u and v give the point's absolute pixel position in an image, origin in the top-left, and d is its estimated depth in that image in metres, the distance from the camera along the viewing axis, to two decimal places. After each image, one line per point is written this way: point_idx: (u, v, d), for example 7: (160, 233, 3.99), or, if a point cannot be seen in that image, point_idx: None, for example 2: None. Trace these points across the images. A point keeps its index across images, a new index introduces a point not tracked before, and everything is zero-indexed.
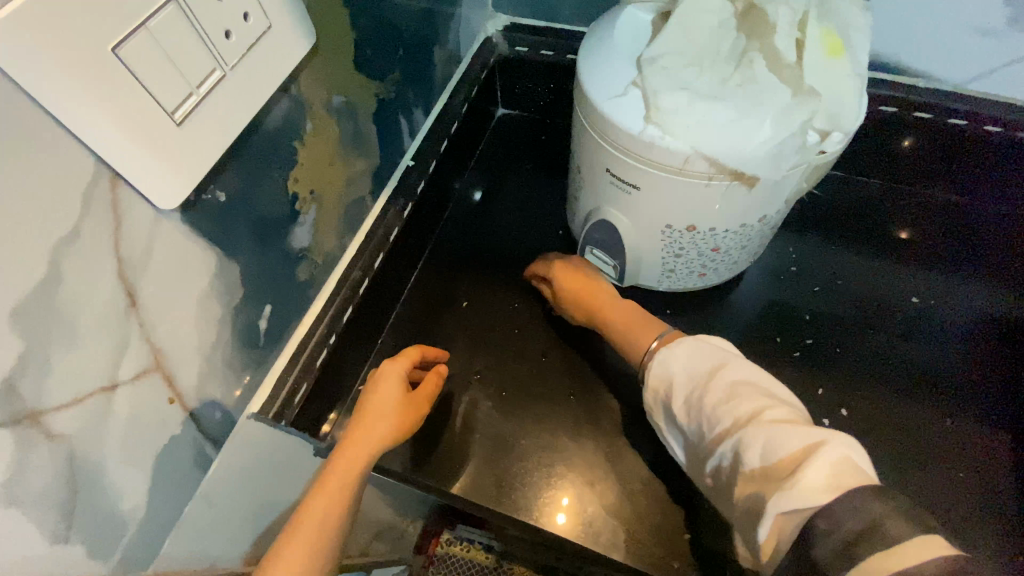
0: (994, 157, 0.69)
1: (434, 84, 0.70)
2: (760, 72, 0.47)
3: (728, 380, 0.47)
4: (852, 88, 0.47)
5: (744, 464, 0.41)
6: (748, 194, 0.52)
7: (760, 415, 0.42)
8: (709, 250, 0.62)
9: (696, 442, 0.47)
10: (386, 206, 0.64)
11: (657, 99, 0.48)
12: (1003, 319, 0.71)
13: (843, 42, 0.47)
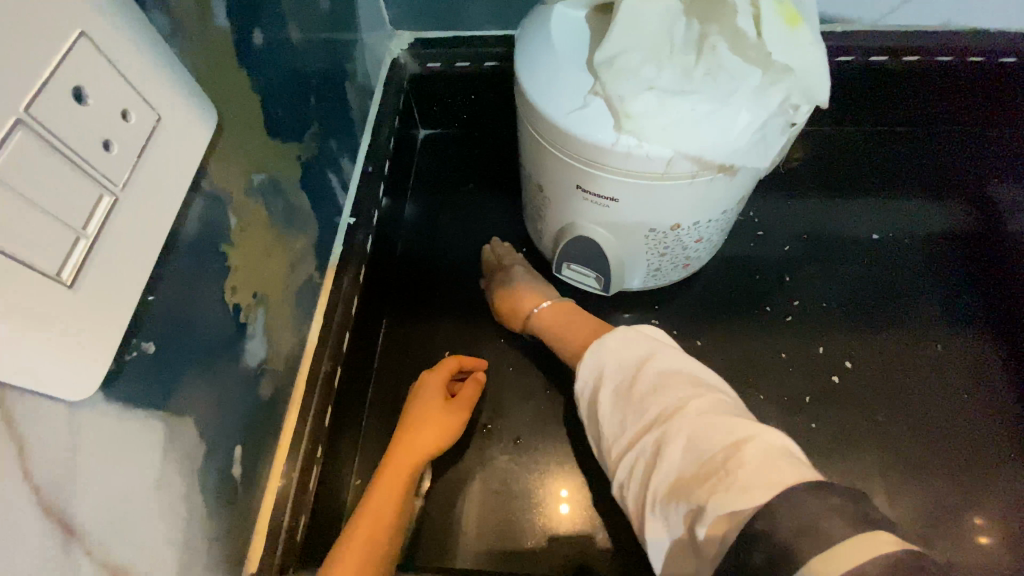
0: (914, 83, 0.72)
1: (355, 122, 0.62)
2: (725, 57, 0.43)
3: (656, 371, 0.49)
4: (817, 57, 0.44)
5: (665, 456, 0.42)
6: (732, 183, 0.49)
7: (699, 441, 0.41)
8: (694, 241, 0.59)
9: (612, 440, 0.49)
10: (340, 274, 0.55)
11: (625, 105, 0.44)
12: (957, 233, 0.74)
13: (798, 12, 0.44)
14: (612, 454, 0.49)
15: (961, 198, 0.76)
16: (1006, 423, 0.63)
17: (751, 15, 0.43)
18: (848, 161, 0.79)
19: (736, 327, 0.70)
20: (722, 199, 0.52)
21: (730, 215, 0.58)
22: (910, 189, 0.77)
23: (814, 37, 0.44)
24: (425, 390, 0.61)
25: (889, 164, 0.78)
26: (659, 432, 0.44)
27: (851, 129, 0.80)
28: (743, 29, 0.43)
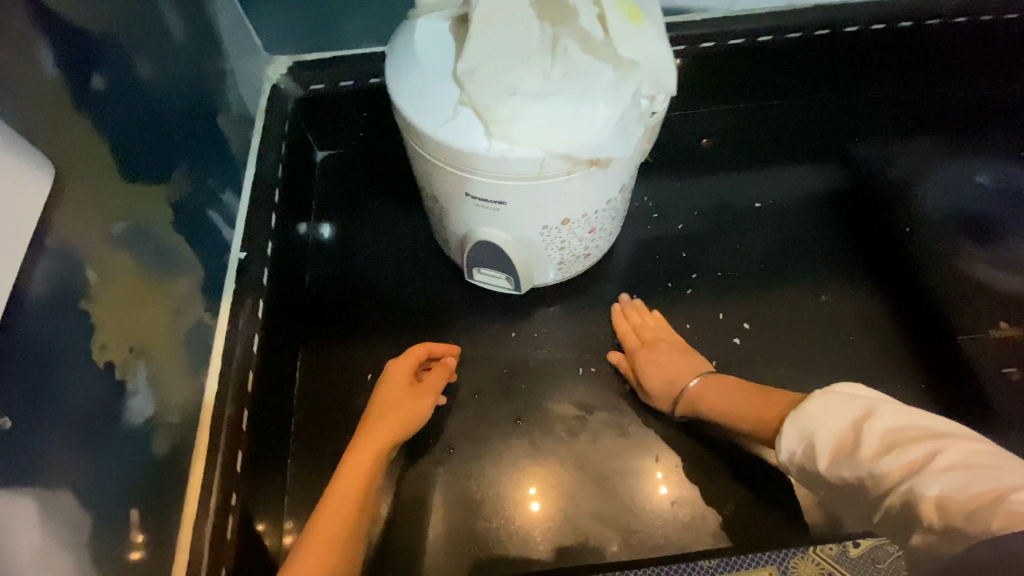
0: (772, 60, 0.78)
1: (235, 155, 0.60)
2: (577, 57, 0.45)
3: (880, 431, 0.41)
4: (662, 47, 0.47)
5: (925, 517, 0.36)
6: (607, 174, 0.52)
7: (960, 492, 0.35)
8: (588, 230, 0.62)
9: (855, 500, 0.42)
10: (236, 313, 0.54)
11: (490, 113, 0.45)
12: (827, 191, 0.80)
13: (639, 7, 0.47)
14: (867, 515, 0.42)
15: (828, 157, 0.83)
16: (892, 353, 0.68)
17: (596, 15, 0.46)
18: (728, 138, 0.85)
19: (645, 306, 0.73)
20: (603, 188, 0.54)
21: (616, 202, 0.60)
22: (784, 156, 0.84)
23: (657, 29, 0.47)
24: (397, 373, 0.62)
25: (761, 137, 0.85)
26: (907, 485, 0.37)
27: (726, 108, 0.86)
28: (589, 29, 0.45)
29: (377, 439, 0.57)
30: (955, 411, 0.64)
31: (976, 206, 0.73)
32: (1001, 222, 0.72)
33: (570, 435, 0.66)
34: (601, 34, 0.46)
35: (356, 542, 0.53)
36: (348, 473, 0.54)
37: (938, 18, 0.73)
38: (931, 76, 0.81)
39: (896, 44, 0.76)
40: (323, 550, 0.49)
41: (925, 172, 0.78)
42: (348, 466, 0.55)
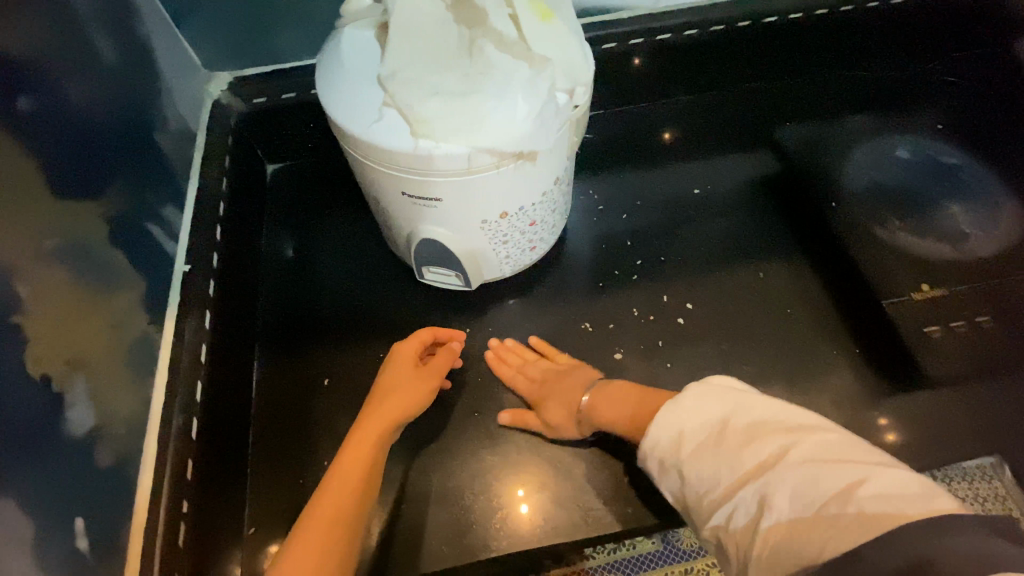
0: (698, 54, 0.82)
1: (175, 169, 0.61)
2: (494, 56, 0.48)
3: (742, 426, 0.46)
4: (574, 43, 0.50)
5: (773, 513, 0.40)
6: (537, 166, 0.54)
7: (807, 490, 0.39)
8: (529, 224, 0.64)
9: (705, 498, 0.46)
10: (181, 323, 0.54)
11: (415, 113, 0.47)
12: (760, 174, 0.84)
13: (550, 7, 0.50)
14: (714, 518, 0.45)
15: (759, 141, 0.87)
16: (825, 321, 0.71)
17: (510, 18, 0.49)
18: (667, 129, 0.89)
19: (593, 294, 0.76)
20: (536, 180, 0.57)
21: (553, 195, 0.63)
22: (719, 142, 0.87)
23: (570, 27, 0.51)
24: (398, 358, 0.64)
25: (696, 126, 0.89)
26: (761, 479, 0.42)
27: (661, 101, 0.90)
28: (505, 30, 0.48)
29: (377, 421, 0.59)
30: (885, 370, 0.67)
31: (892, 181, 0.75)
32: (919, 193, 0.74)
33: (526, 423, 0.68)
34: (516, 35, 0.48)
35: (358, 521, 0.54)
36: (348, 454, 0.56)
37: (851, 6, 0.80)
38: (849, 58, 0.87)
39: (812, 30, 0.82)
40: (325, 524, 0.51)
41: (846, 144, 0.80)
42: (349, 448, 0.56)
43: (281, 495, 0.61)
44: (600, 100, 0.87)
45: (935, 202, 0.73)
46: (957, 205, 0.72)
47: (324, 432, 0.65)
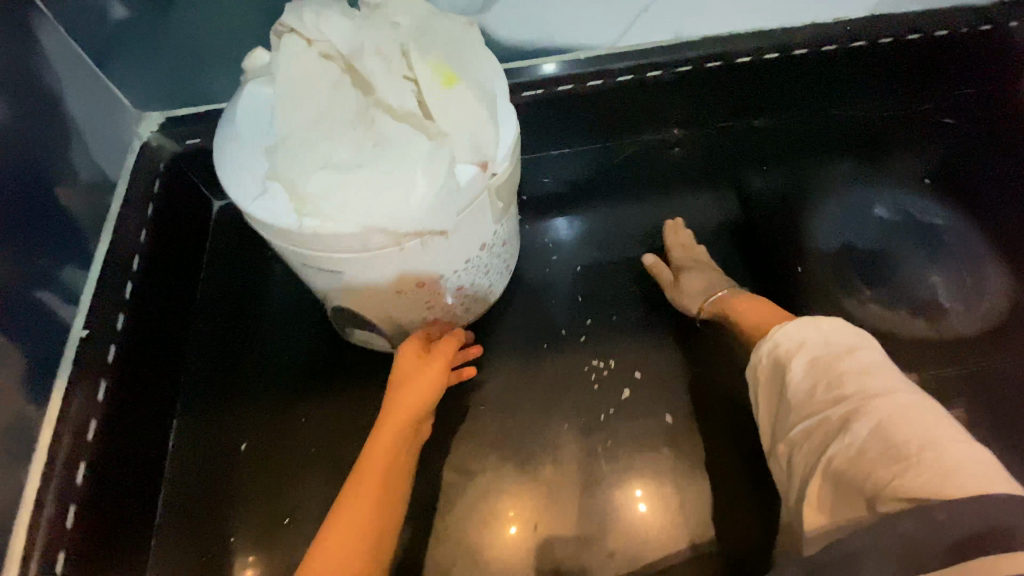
0: (667, 93, 0.77)
1: (82, 226, 0.57)
2: (388, 127, 0.43)
3: (863, 359, 0.46)
4: (483, 111, 0.45)
5: (853, 434, 0.43)
6: (448, 241, 0.50)
7: (892, 427, 0.42)
8: (454, 289, 0.59)
9: (790, 401, 0.48)
10: (67, 399, 0.51)
11: (298, 190, 0.42)
12: (731, 222, 0.77)
13: (457, 70, 0.45)
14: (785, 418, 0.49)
15: (734, 181, 0.80)
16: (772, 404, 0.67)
17: (410, 83, 0.44)
18: (632, 171, 0.83)
19: (536, 356, 0.71)
20: (450, 251, 0.52)
21: (478, 259, 0.57)
22: (689, 182, 0.81)
23: (480, 90, 0.45)
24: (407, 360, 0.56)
25: (664, 165, 0.83)
26: (853, 407, 0.44)
27: (631, 139, 0.84)
28: (402, 98, 0.43)
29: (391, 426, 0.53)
30: None
31: (865, 248, 0.71)
32: (894, 262, 0.69)
33: (447, 499, 0.64)
34: (415, 103, 0.44)
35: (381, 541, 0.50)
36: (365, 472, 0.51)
37: (836, 46, 0.73)
38: (838, 96, 0.80)
39: (793, 70, 0.76)
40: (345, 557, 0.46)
41: (817, 203, 0.76)
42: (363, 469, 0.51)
43: (183, 572, 0.58)
44: (565, 138, 0.82)
45: (912, 273, 0.68)
46: (938, 277, 0.68)
47: (234, 502, 0.62)
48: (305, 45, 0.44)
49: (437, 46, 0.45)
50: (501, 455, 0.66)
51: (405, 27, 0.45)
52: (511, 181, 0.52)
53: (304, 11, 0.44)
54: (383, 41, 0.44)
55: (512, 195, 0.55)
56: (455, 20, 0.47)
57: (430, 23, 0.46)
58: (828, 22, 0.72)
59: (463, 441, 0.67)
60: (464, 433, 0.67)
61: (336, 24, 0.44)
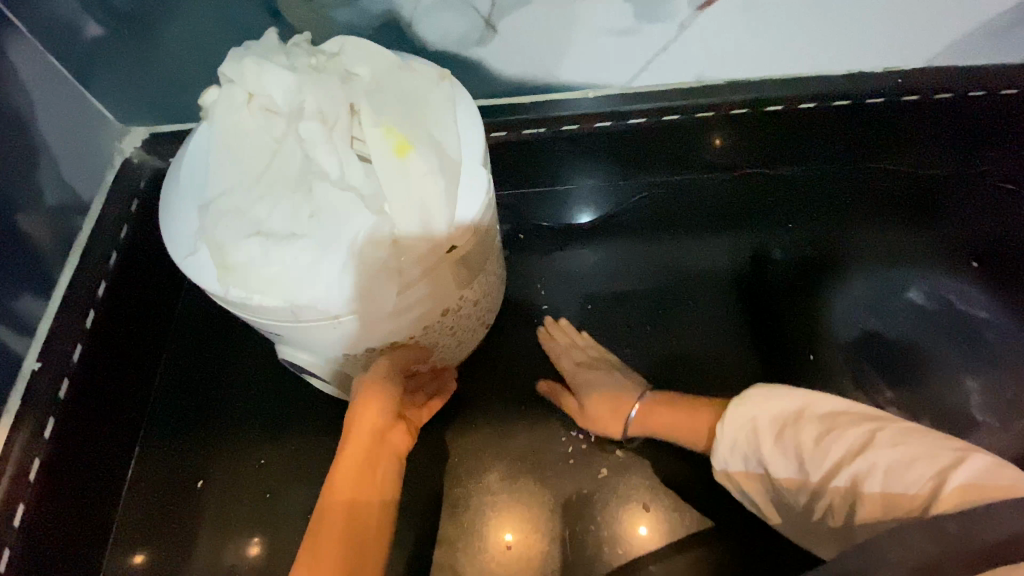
0: (684, 134, 0.71)
1: (44, 252, 0.55)
2: (325, 196, 0.38)
3: (820, 415, 0.45)
4: (436, 185, 0.40)
5: (869, 491, 0.40)
6: (395, 315, 0.44)
7: (904, 470, 0.39)
8: (419, 353, 0.52)
9: (796, 485, 0.45)
10: (10, 434, 0.50)
11: (224, 256, 0.38)
12: (745, 264, 0.74)
13: (412, 134, 0.40)
14: (798, 498, 0.45)
15: (751, 222, 0.76)
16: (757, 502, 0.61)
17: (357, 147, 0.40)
18: (643, 217, 0.77)
19: (512, 417, 0.66)
20: (407, 320, 0.45)
21: (446, 321, 0.51)
22: (707, 218, 0.76)
23: (437, 155, 0.40)
24: (371, 374, 0.48)
25: (678, 204, 0.77)
26: (851, 468, 0.41)
27: (645, 179, 0.77)
28: (344, 164, 0.39)
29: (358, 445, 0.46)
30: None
31: (893, 334, 0.68)
32: (925, 353, 0.66)
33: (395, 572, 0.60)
34: (360, 169, 0.39)
35: None
36: (334, 500, 0.43)
37: (882, 98, 0.66)
38: (886, 151, 0.73)
39: (834, 120, 0.69)
40: None
41: (848, 271, 0.71)
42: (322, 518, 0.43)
43: None
44: (570, 176, 0.76)
45: (939, 366, 0.66)
46: (973, 380, 0.65)
47: (184, 543, 0.60)
48: (249, 100, 0.40)
49: (392, 105, 0.40)
50: (460, 528, 0.62)
51: (359, 82, 0.41)
52: (481, 246, 0.46)
53: (247, 62, 0.40)
54: (331, 96, 0.39)
55: (481, 262, 0.48)
56: (419, 77, 0.43)
57: (390, 78, 0.42)
58: (872, 72, 0.65)
59: (425, 503, 0.63)
60: (425, 498, 0.63)
61: (279, 78, 0.40)
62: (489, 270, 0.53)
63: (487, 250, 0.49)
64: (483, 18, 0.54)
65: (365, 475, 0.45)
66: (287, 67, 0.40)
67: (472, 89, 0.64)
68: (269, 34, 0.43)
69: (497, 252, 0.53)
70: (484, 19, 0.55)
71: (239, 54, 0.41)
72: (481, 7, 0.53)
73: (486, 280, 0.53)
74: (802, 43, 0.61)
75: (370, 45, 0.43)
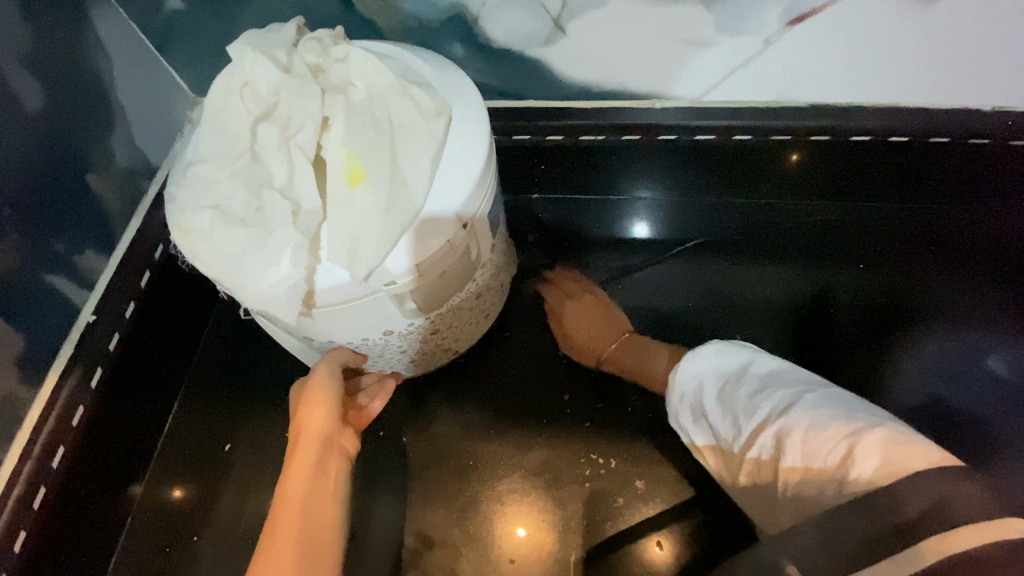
0: (753, 157, 0.67)
1: (109, 211, 0.58)
2: (272, 199, 0.40)
3: (757, 375, 0.51)
4: (374, 222, 0.39)
5: (788, 452, 0.44)
6: (325, 323, 0.45)
7: (815, 431, 0.43)
8: (362, 356, 0.53)
9: (730, 442, 0.50)
10: (62, 380, 0.53)
11: (182, 217, 0.41)
12: (806, 297, 0.69)
13: (370, 163, 0.40)
14: (734, 456, 0.50)
15: (815, 252, 0.71)
16: None
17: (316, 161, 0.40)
18: (699, 238, 0.73)
19: (531, 429, 0.65)
20: (340, 330, 0.46)
21: (392, 340, 0.50)
22: (766, 246, 0.72)
23: (389, 190, 0.40)
24: (314, 385, 0.49)
25: (736, 229, 0.73)
26: (775, 427, 0.46)
27: (706, 198, 0.73)
28: (299, 175, 0.40)
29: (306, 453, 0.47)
30: None
31: (959, 406, 0.61)
32: (994, 432, 0.60)
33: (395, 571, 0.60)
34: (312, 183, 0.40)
35: None
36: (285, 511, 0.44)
37: (986, 139, 0.59)
38: (977, 196, 0.66)
39: (929, 157, 0.63)
40: None
41: (920, 324, 0.66)
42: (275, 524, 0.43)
43: (146, 557, 0.60)
44: (624, 187, 0.74)
45: (1010, 448, 0.59)
46: None
47: (205, 501, 0.62)
48: (244, 84, 0.42)
49: (364, 127, 0.40)
50: (467, 535, 0.61)
51: (344, 96, 0.41)
52: (431, 289, 0.45)
53: (248, 48, 0.41)
54: (306, 107, 0.40)
55: (437, 300, 0.48)
56: (412, 105, 0.42)
57: (379, 99, 0.42)
58: (981, 110, 0.58)
59: (436, 501, 0.62)
60: (436, 499, 0.62)
61: (270, 75, 0.41)
62: (455, 304, 0.52)
63: (448, 291, 0.48)
64: (553, 19, 0.52)
65: (313, 484, 0.46)
66: (286, 64, 0.42)
67: (534, 91, 0.62)
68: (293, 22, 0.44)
69: (471, 291, 0.52)
70: (554, 19, 0.52)
71: (252, 37, 0.42)
72: (552, 7, 0.51)
73: (450, 314, 0.52)
74: (902, 71, 0.55)
75: (376, 60, 0.42)
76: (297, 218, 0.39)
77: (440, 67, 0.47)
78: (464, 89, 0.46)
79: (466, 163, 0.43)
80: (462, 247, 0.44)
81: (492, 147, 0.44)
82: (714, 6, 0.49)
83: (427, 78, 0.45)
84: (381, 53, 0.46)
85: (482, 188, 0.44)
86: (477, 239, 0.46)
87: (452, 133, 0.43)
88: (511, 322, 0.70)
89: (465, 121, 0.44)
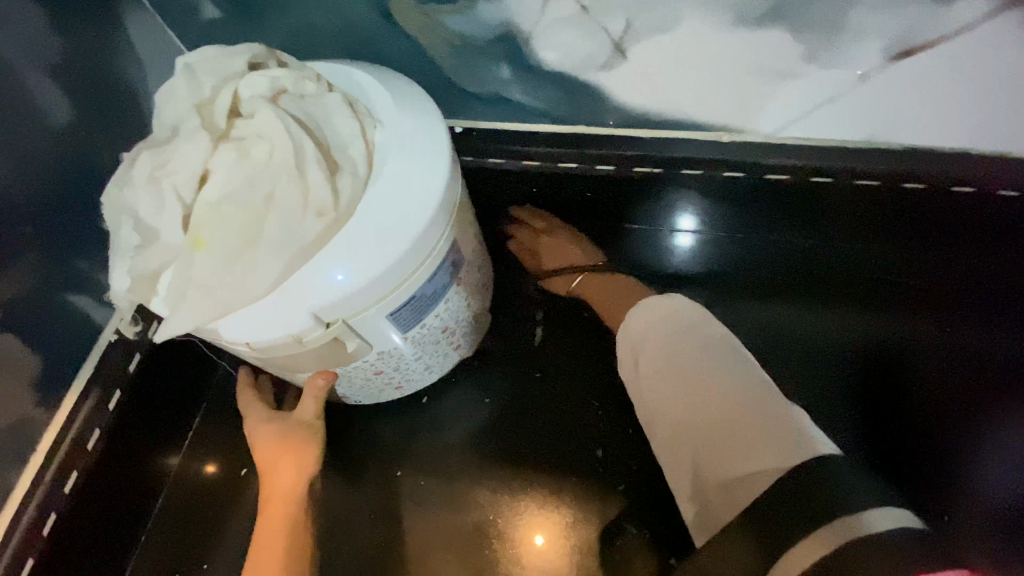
0: (828, 203, 0.59)
1: None
2: (132, 224, 0.38)
3: (703, 333, 0.50)
4: (198, 294, 0.37)
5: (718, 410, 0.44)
6: None
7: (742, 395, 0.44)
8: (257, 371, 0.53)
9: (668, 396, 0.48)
10: (79, 403, 0.51)
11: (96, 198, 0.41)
12: (873, 354, 0.61)
13: (221, 234, 0.36)
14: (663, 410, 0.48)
15: (889, 306, 0.63)
16: None
17: (181, 216, 0.37)
18: (756, 281, 0.65)
19: (552, 480, 0.61)
20: None
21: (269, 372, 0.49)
22: (838, 294, 0.64)
23: (227, 268, 0.36)
24: (289, 443, 0.54)
25: (804, 273, 0.65)
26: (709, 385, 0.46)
27: (771, 236, 0.65)
28: (158, 225, 0.37)
29: (274, 511, 0.52)
30: None
31: None
32: None
33: None
34: (175, 240, 0.37)
35: None
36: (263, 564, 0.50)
37: None
38: None
39: None
40: None
41: (1007, 406, 0.58)
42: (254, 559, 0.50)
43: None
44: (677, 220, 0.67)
45: None
46: None
47: (218, 527, 0.61)
48: (170, 99, 0.39)
49: (237, 199, 0.36)
50: None
51: (237, 152, 0.37)
52: (282, 358, 0.44)
53: (187, 66, 0.39)
54: (189, 153, 0.37)
55: (300, 364, 0.46)
56: (299, 192, 0.37)
57: (273, 168, 0.37)
58: None
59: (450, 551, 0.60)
60: (449, 548, 0.60)
61: (183, 105, 0.38)
62: (342, 371, 0.49)
63: (317, 360, 0.45)
64: (613, 41, 0.46)
65: (292, 528, 0.52)
66: (209, 98, 0.39)
67: (581, 118, 0.56)
68: (252, 47, 0.41)
69: (368, 367, 0.49)
70: (614, 42, 0.46)
71: (201, 54, 0.40)
72: (614, 29, 0.45)
73: (331, 383, 0.50)
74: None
75: (298, 130, 0.38)
76: (134, 258, 0.38)
77: (391, 147, 0.41)
78: (406, 185, 0.39)
79: (349, 265, 0.38)
80: (319, 340, 0.41)
81: (392, 269, 0.39)
82: (805, 34, 0.43)
83: (362, 163, 0.39)
84: (339, 107, 0.41)
85: (358, 300, 0.39)
86: (356, 335, 0.43)
87: (340, 235, 0.38)
88: (543, 360, 0.65)
89: (372, 226, 0.38)
